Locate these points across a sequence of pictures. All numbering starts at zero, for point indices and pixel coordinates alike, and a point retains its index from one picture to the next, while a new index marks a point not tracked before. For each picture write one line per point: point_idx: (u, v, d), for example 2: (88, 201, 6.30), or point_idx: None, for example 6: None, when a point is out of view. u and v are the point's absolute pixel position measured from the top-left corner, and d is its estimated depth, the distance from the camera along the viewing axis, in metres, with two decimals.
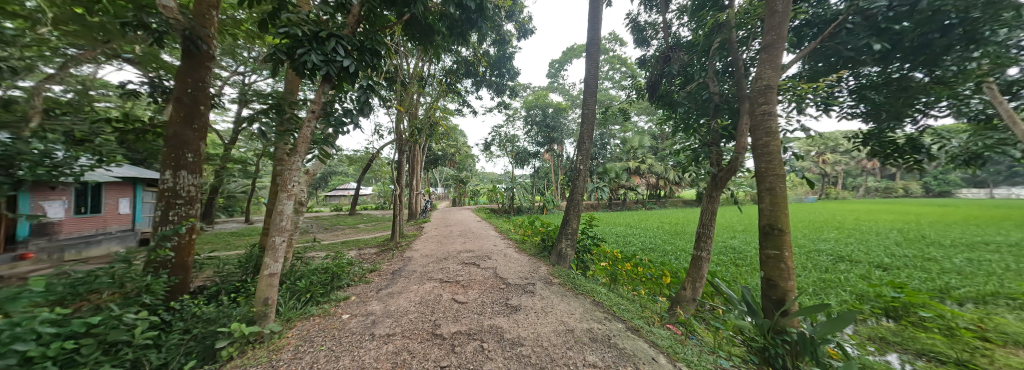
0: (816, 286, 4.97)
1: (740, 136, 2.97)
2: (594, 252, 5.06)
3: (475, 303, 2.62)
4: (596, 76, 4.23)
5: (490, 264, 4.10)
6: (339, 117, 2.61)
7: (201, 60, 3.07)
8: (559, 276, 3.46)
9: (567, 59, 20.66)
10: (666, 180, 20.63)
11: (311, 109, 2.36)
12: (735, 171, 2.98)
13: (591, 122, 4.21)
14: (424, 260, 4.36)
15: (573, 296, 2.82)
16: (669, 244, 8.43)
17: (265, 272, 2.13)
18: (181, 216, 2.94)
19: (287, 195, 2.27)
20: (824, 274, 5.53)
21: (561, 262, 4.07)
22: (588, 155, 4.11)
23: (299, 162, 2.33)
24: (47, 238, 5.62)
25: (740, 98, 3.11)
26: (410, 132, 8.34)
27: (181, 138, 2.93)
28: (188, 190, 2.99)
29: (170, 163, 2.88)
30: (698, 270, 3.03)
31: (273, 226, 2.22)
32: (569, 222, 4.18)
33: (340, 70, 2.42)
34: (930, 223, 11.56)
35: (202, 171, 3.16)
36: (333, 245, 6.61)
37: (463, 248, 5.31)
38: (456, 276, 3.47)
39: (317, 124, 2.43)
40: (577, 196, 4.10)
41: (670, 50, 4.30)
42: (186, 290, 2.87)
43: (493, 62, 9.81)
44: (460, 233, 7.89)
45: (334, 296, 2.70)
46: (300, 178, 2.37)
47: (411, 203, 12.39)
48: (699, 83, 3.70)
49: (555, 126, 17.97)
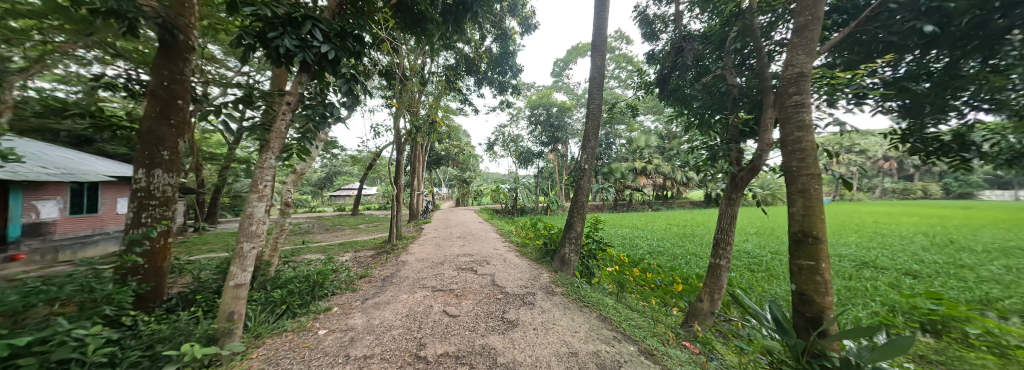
0: (841, 295, 4.60)
1: (765, 132, 2.64)
2: (599, 257, 4.78)
3: (468, 317, 2.36)
4: (602, 70, 3.94)
5: (488, 269, 3.86)
6: (320, 111, 2.37)
7: (179, 50, 2.88)
8: (561, 284, 3.19)
9: (572, 58, 20.32)
10: (673, 180, 20.11)
11: (284, 100, 2.12)
12: (758, 171, 2.65)
13: (596, 119, 3.90)
14: (419, 265, 4.14)
15: (577, 309, 2.53)
16: (679, 247, 8.06)
17: (231, 283, 1.91)
18: (153, 218, 2.74)
19: (258, 196, 2.05)
20: (848, 282, 5.12)
21: (564, 269, 3.78)
22: (592, 154, 3.83)
23: (271, 160, 2.10)
24: (40, 239, 5.62)
25: (765, 90, 2.78)
26: (410, 131, 8.14)
27: (156, 134, 2.75)
28: (163, 191, 2.81)
29: (143, 161, 2.70)
30: (718, 281, 2.70)
31: (242, 231, 1.99)
32: (574, 225, 3.87)
33: (318, 58, 2.19)
34: (955, 226, 10.93)
35: (180, 170, 2.98)
36: (330, 248, 6.42)
37: (462, 252, 5.07)
38: (450, 284, 3.22)
39: (293, 117, 2.20)
40: (582, 198, 3.81)
41: (683, 40, 3.94)
42: (160, 298, 2.70)
43: (495, 58, 9.55)
44: (460, 235, 7.67)
45: (315, 307, 2.48)
46: (273, 178, 2.14)
47: (413, 203, 12.21)
48: (716, 75, 3.36)
49: (559, 125, 17.64)
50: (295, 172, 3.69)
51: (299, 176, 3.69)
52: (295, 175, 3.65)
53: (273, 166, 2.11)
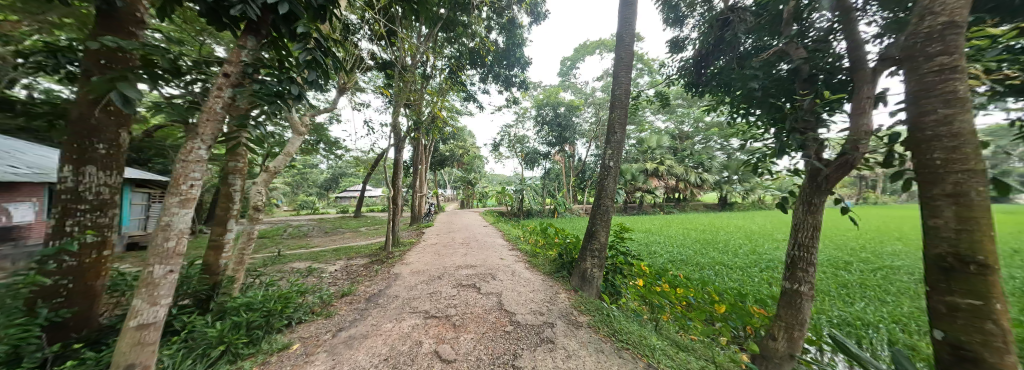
0: (917, 317, 3.81)
1: (862, 117, 2.00)
2: (625, 273, 4.14)
3: (467, 363, 1.76)
4: (631, 48, 3.32)
5: (494, 287, 3.27)
6: (273, 86, 1.77)
7: (121, 21, 2.34)
8: (584, 310, 2.57)
9: (581, 56, 19.64)
10: (686, 182, 19.15)
11: (223, 69, 1.57)
12: (852, 168, 1.96)
13: (622, 106, 3.26)
14: (414, 279, 3.57)
15: (612, 353, 1.90)
16: (704, 256, 7.30)
17: (131, 324, 1.36)
18: (82, 226, 2.21)
19: (180, 200, 1.49)
20: (920, 303, 4.30)
21: (586, 288, 3.14)
22: (620, 150, 3.21)
23: (200, 152, 1.55)
24: (11, 245, 5.26)
25: (858, 62, 2.12)
26: (409, 129, 7.59)
27: (91, 123, 2.22)
28: (98, 192, 2.28)
29: (70, 156, 2.15)
30: (800, 314, 2.05)
31: (149, 248, 1.42)
32: (596, 235, 3.22)
33: (265, 12, 1.63)
34: (1006, 233, 9.87)
35: (121, 167, 2.44)
36: (322, 254, 5.92)
37: (464, 262, 4.48)
38: (447, 308, 2.62)
39: (234, 94, 1.62)
40: (607, 203, 3.18)
41: (731, 10, 3.29)
42: (90, 324, 2.21)
43: (500, 52, 8.94)
44: (462, 240, 7.10)
45: (272, 344, 1.91)
46: (205, 173, 1.58)
47: (414, 206, 11.64)
48: (776, 50, 2.72)
49: (567, 125, 16.87)
50: (268, 171, 3.12)
51: (273, 176, 3.13)
52: (268, 175, 3.10)
53: (204, 159, 1.56)
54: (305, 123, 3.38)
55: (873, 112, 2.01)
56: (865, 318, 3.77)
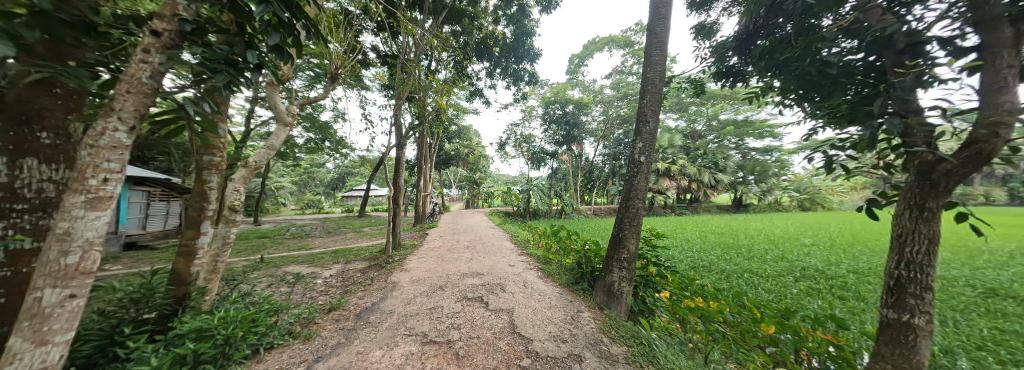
0: (1004, 342, 3.21)
1: (1007, 92, 1.46)
2: (652, 285, 3.65)
3: None
4: (664, 22, 2.83)
5: (505, 301, 2.84)
6: (218, 51, 1.36)
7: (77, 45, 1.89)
8: (617, 337, 2.15)
9: (589, 53, 19.09)
10: (700, 182, 18.41)
11: (151, 25, 1.19)
12: (992, 162, 1.41)
13: (653, 90, 2.78)
14: (415, 290, 3.17)
15: None
16: (728, 262, 6.75)
17: None
18: (16, 229, 1.79)
19: (87, 200, 1.10)
20: (999, 322, 3.68)
21: (614, 306, 2.69)
22: (652, 143, 2.74)
23: (119, 135, 1.15)
24: None
25: (988, 21, 1.59)
26: (411, 126, 7.24)
27: (31, 106, 1.73)
28: (39, 189, 1.86)
29: (6, 146, 1.67)
30: (913, 356, 1.59)
31: (35, 266, 1.04)
32: (623, 242, 2.74)
33: None
34: None
35: (66, 160, 1.98)
36: (320, 256, 5.60)
37: (470, 269, 4.07)
38: (450, 330, 2.19)
39: (163, 61, 1.22)
40: (637, 204, 2.71)
41: None
42: None
43: (508, 44, 8.50)
44: (467, 243, 6.68)
45: None
46: (121, 162, 1.17)
47: (419, 205, 11.32)
48: (851, 19, 2.23)
49: (575, 123, 16.33)
50: (245, 166, 2.74)
51: (252, 171, 2.76)
52: (246, 171, 2.74)
53: (124, 145, 1.16)
54: (292, 113, 3.07)
55: (1016, 87, 1.49)
56: (938, 342, 3.20)
